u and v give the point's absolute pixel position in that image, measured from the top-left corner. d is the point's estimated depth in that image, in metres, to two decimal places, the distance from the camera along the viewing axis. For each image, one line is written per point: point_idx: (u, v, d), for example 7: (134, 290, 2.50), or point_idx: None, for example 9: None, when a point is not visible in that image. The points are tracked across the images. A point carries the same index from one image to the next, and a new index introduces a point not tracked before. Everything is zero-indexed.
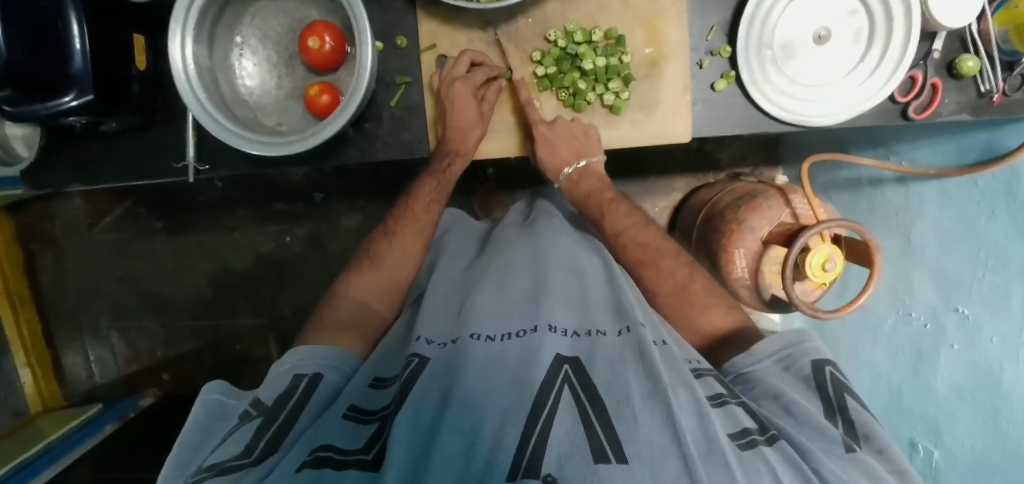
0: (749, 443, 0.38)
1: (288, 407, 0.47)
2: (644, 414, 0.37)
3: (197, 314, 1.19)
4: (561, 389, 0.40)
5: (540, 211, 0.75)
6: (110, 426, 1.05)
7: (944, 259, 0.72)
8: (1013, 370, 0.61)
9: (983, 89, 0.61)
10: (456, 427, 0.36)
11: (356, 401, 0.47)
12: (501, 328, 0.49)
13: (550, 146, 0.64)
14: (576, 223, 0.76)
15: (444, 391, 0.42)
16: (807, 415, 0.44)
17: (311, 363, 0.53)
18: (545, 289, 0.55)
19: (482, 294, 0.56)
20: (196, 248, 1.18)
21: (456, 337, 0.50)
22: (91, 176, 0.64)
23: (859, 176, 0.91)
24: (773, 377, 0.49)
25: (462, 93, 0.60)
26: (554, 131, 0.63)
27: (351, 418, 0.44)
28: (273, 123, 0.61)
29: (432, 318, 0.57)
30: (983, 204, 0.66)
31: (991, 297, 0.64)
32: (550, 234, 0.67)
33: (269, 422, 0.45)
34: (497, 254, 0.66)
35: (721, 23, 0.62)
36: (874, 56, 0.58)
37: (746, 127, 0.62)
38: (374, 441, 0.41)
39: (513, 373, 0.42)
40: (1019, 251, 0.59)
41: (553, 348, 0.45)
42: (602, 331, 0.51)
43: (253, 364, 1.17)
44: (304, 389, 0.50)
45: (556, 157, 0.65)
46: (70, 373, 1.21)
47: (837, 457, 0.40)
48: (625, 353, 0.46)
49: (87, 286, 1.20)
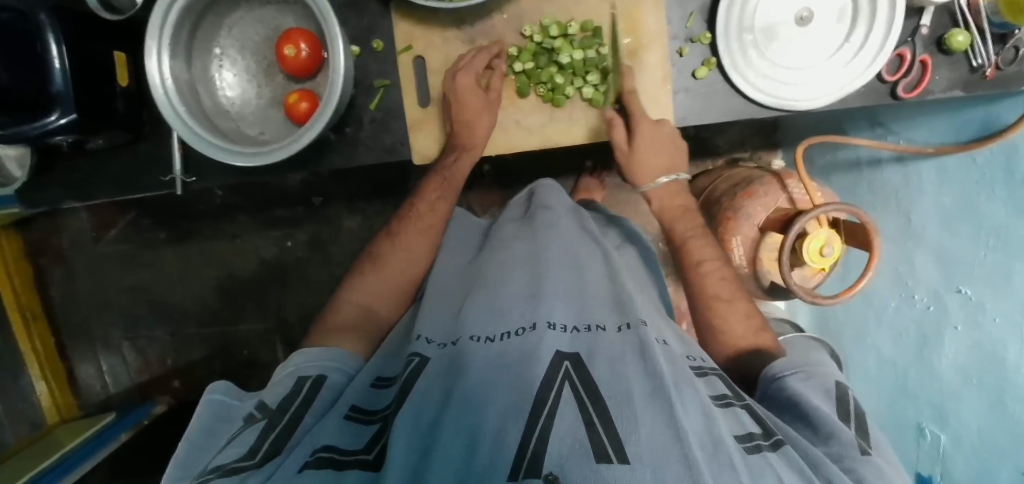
0: (754, 447, 0.38)
1: (292, 410, 0.48)
2: (645, 411, 0.37)
3: (204, 321, 1.20)
4: (561, 387, 0.40)
5: (540, 203, 0.74)
6: (125, 434, 1.06)
7: (945, 241, 0.73)
8: (1016, 351, 0.63)
9: (975, 64, 0.59)
10: (457, 427, 0.37)
11: (358, 400, 0.49)
12: (498, 327, 0.50)
13: (648, 142, 0.60)
14: (576, 215, 0.74)
15: (446, 391, 0.42)
16: (825, 421, 0.44)
17: (317, 364, 0.54)
18: (545, 287, 0.55)
19: (483, 292, 0.56)
20: (199, 256, 1.19)
21: (456, 338, 0.51)
22: (82, 192, 0.65)
23: (858, 158, 0.90)
24: (798, 384, 0.50)
25: (467, 87, 0.58)
26: (660, 129, 0.60)
27: (353, 419, 0.45)
28: (256, 132, 0.61)
29: (433, 317, 0.57)
30: (983, 182, 0.66)
31: (993, 276, 0.65)
32: (548, 228, 0.67)
33: (272, 425, 0.45)
34: (496, 251, 0.65)
35: (700, 8, 0.59)
36: (859, 35, 0.57)
37: (732, 114, 0.61)
38: (375, 442, 0.42)
39: (514, 370, 0.42)
40: (1018, 229, 0.60)
41: (552, 345, 0.46)
42: (601, 325, 0.51)
43: (261, 369, 1.20)
44: (307, 394, 0.50)
45: (654, 157, 0.62)
46: (84, 383, 1.21)
47: (856, 463, 0.40)
48: (626, 349, 0.46)
49: (96, 298, 1.20)
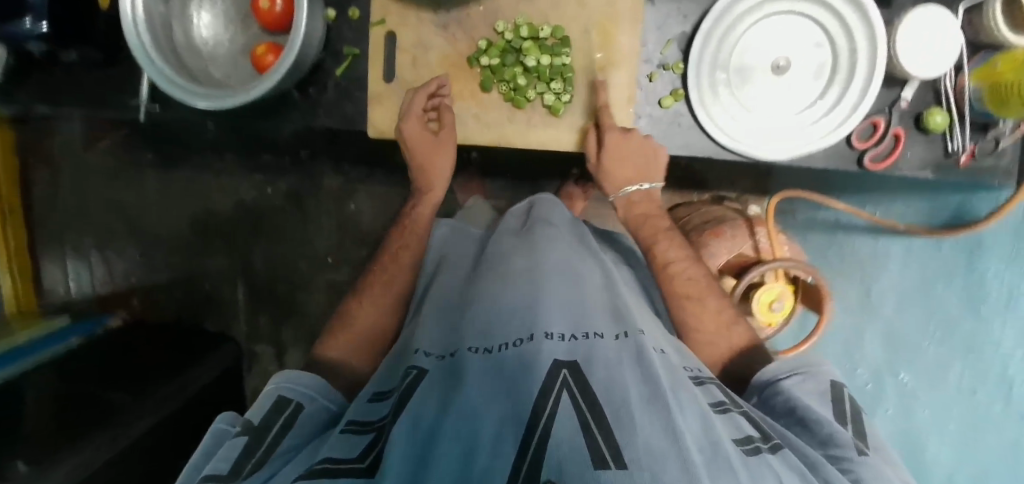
0: (752, 449, 0.38)
1: (274, 430, 0.47)
2: (644, 419, 0.35)
3: (174, 249, 1.23)
4: (559, 397, 0.37)
5: (539, 218, 0.66)
6: (76, 338, 1.07)
7: (896, 319, 0.85)
8: (933, 439, 0.85)
9: (950, 149, 0.57)
10: (455, 437, 0.35)
11: (352, 414, 0.47)
12: (497, 336, 0.45)
13: (615, 156, 0.59)
14: (576, 229, 0.67)
15: (444, 396, 0.41)
16: (820, 423, 0.45)
17: (298, 387, 0.52)
18: (543, 288, 0.49)
19: (480, 300, 0.50)
20: (180, 185, 1.21)
21: (456, 349, 0.47)
22: (52, 100, 0.66)
23: (837, 221, 0.90)
24: (793, 389, 0.49)
25: (415, 135, 0.62)
26: (626, 142, 0.58)
27: (349, 431, 0.43)
28: (223, 76, 0.62)
29: (433, 328, 0.54)
30: (947, 273, 0.79)
31: (936, 369, 0.83)
32: (548, 243, 0.58)
33: (255, 442, 0.45)
34: (493, 265, 0.57)
35: (678, 37, 0.59)
36: (832, 95, 0.56)
37: (694, 150, 0.60)
38: (370, 449, 0.41)
39: (512, 381, 0.39)
40: (972, 327, 0.77)
41: (551, 353, 0.41)
42: (599, 332, 0.45)
43: (219, 306, 1.23)
44: (289, 416, 0.49)
45: (619, 169, 0.60)
46: (48, 285, 1.25)
47: (854, 464, 0.41)
48: (623, 355, 0.42)
49: (75, 204, 1.23)
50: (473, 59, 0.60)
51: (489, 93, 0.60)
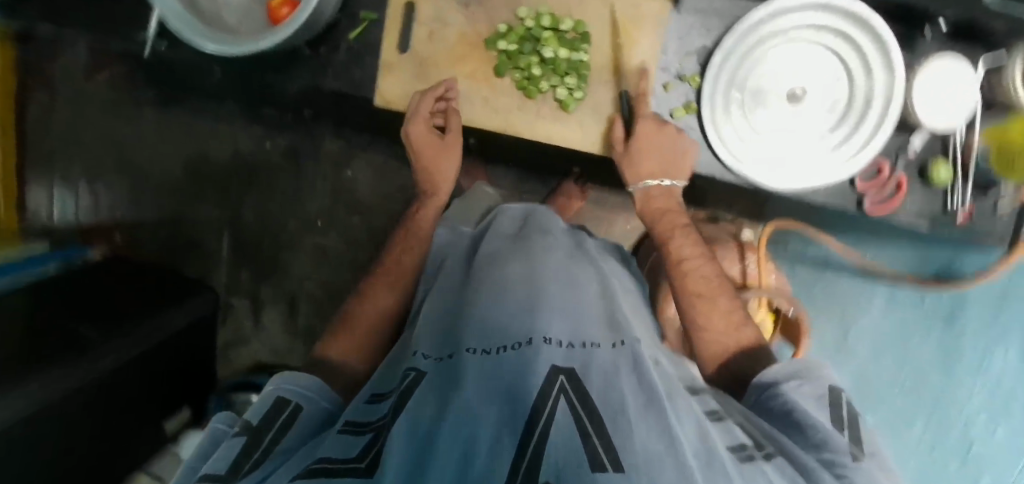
0: (746, 456, 0.36)
1: (272, 430, 0.42)
2: (640, 424, 0.34)
3: (164, 190, 1.22)
4: (556, 401, 0.35)
5: (536, 227, 0.65)
6: (52, 264, 1.06)
7: (870, 365, 0.89)
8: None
9: (949, 204, 0.57)
10: (452, 439, 0.32)
11: (350, 416, 0.43)
12: (497, 338, 0.44)
13: (644, 144, 0.56)
14: (573, 238, 0.67)
15: (440, 396, 0.38)
16: (815, 427, 0.42)
17: (299, 388, 0.48)
18: (543, 297, 0.48)
19: (479, 302, 0.49)
20: (178, 126, 1.19)
21: (453, 352, 0.45)
22: (56, 19, 0.64)
23: (827, 258, 0.90)
24: (791, 392, 0.46)
25: (422, 138, 0.62)
26: (656, 132, 0.56)
27: (346, 432, 0.39)
28: (234, 22, 0.61)
29: (429, 328, 0.52)
30: (925, 325, 0.87)
31: (900, 414, 0.88)
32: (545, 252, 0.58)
33: (251, 442, 0.40)
34: (491, 267, 0.56)
35: (699, 51, 0.59)
36: (844, 130, 0.56)
37: (699, 167, 0.59)
38: (368, 450, 0.35)
39: (508, 381, 0.37)
40: (937, 377, 0.87)
41: (549, 359, 0.40)
42: (596, 342, 0.44)
43: (202, 254, 1.21)
44: (287, 418, 0.44)
45: (645, 158, 0.57)
46: (32, 209, 1.23)
47: (849, 470, 0.37)
48: (620, 364, 0.41)
49: (69, 131, 1.21)
50: (491, 42, 0.59)
51: (502, 78, 0.59)
